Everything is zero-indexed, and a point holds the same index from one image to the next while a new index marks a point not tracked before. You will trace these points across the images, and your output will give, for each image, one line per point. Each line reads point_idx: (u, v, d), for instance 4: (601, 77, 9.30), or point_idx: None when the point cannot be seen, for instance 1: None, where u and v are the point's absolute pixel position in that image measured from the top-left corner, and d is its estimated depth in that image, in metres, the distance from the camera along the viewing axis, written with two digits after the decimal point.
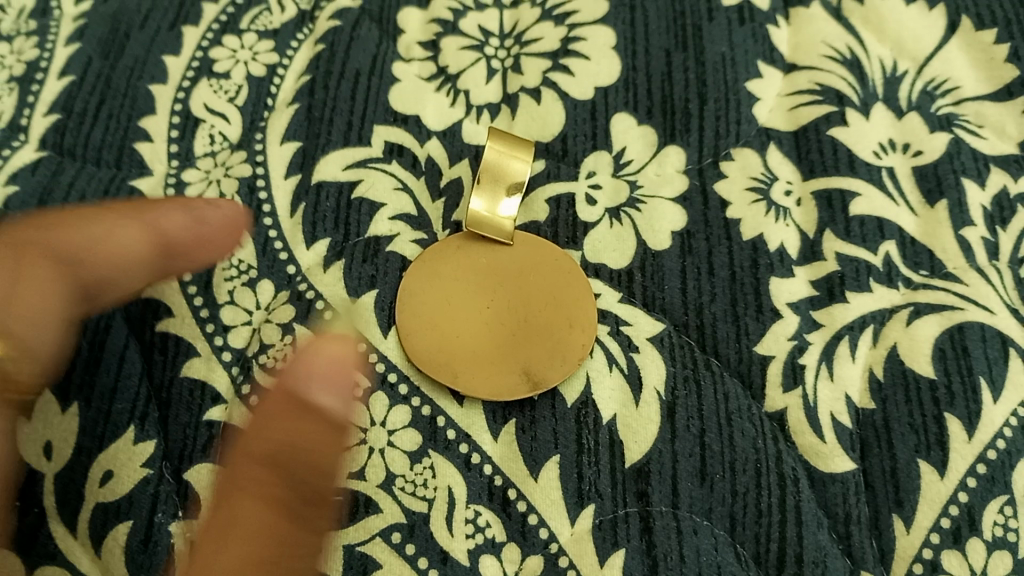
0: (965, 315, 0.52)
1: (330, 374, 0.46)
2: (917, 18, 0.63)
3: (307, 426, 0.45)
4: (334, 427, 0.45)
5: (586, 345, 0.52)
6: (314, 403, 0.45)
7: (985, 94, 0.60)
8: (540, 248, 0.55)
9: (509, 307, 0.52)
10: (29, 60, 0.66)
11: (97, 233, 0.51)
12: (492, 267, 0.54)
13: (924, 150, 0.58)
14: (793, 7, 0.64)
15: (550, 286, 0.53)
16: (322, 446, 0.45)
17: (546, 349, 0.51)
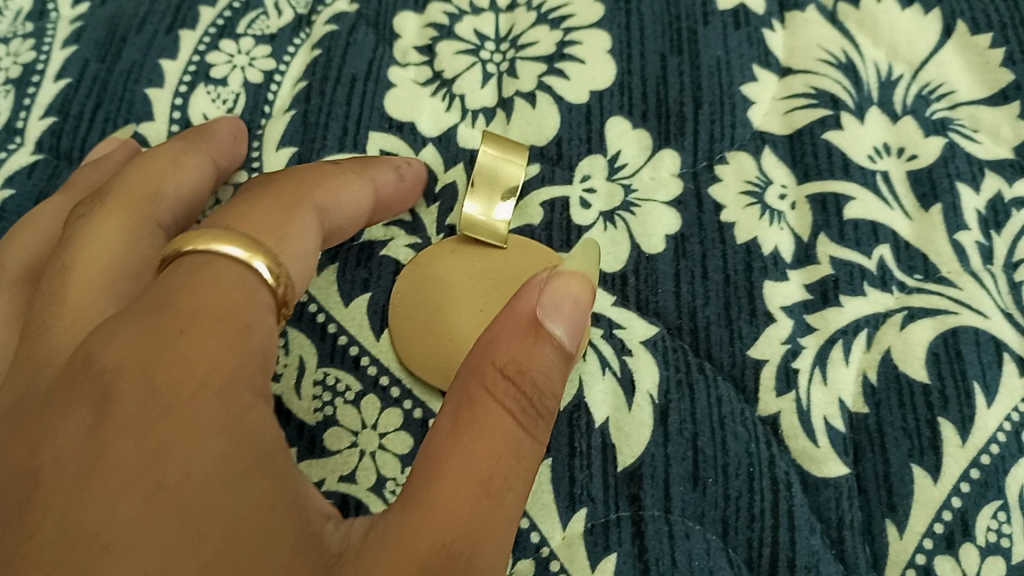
0: (959, 320, 0.52)
1: (559, 308, 0.42)
2: (913, 22, 0.63)
3: (543, 355, 0.41)
4: (551, 365, 0.42)
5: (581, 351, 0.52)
6: (546, 333, 0.41)
7: (981, 98, 0.60)
8: (533, 249, 0.55)
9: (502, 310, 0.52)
10: (26, 63, 0.66)
11: (340, 189, 0.53)
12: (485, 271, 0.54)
13: (918, 155, 0.58)
14: (788, 11, 0.64)
15: None
16: (554, 377, 0.42)
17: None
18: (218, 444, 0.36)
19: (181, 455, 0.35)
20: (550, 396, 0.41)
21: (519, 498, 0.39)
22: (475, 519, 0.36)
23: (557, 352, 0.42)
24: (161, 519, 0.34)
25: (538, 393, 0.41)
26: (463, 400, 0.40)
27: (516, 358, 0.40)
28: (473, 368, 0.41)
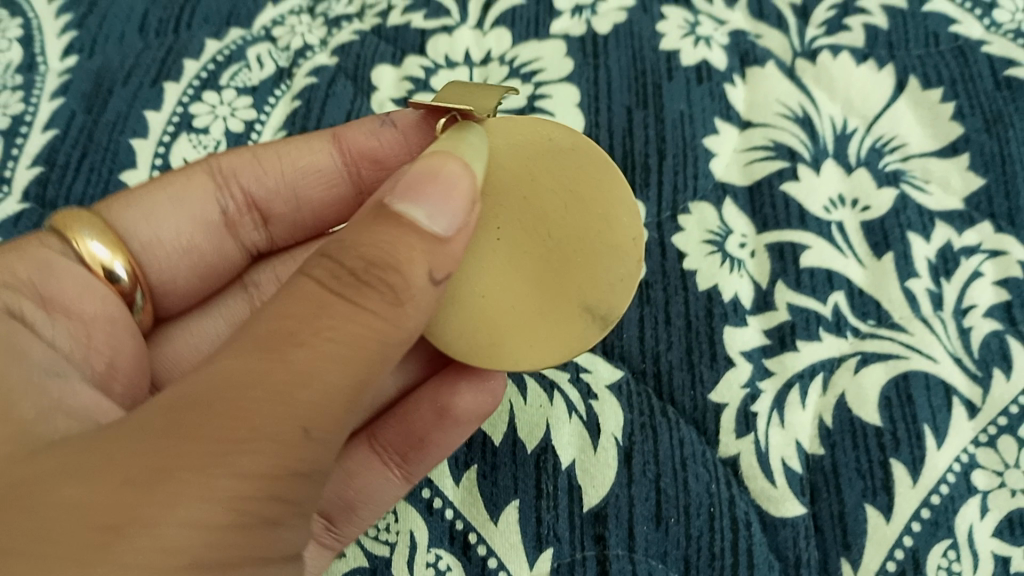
0: (910, 364, 0.54)
1: (409, 188, 0.38)
2: (867, 77, 0.65)
3: (393, 230, 0.37)
4: (416, 242, 0.37)
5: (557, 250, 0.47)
6: (404, 212, 0.37)
7: (932, 151, 0.62)
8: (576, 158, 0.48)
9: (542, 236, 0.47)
10: (15, 114, 0.69)
11: (251, 159, 0.58)
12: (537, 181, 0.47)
13: (871, 205, 0.60)
14: (748, 67, 0.67)
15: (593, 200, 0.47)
16: (428, 258, 0.37)
17: (598, 272, 0.47)
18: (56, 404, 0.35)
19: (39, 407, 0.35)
20: (415, 275, 0.37)
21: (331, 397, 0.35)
22: (274, 396, 0.33)
23: (413, 230, 0.37)
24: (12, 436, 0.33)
25: (405, 264, 0.36)
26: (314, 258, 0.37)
27: (360, 238, 0.37)
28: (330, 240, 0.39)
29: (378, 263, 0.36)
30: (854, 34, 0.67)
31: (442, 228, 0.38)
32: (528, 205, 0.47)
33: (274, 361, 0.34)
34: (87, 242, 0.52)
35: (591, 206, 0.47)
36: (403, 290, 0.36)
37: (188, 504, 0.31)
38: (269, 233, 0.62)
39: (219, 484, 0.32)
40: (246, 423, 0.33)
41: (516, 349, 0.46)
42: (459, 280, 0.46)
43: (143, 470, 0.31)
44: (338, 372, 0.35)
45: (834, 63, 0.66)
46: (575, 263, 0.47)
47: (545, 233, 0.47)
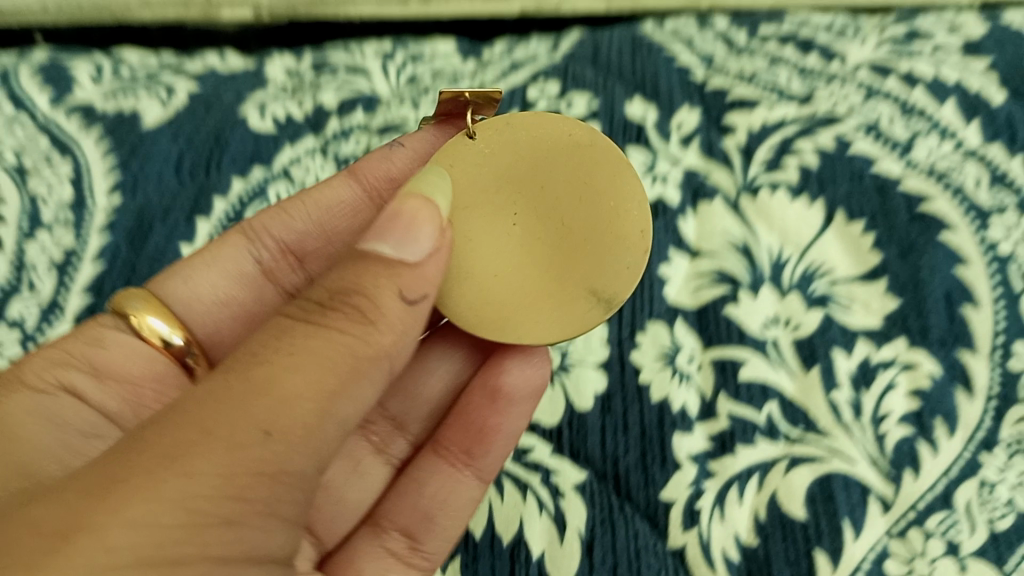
0: (831, 467, 0.63)
1: (382, 230, 0.49)
2: (800, 212, 0.76)
3: (372, 262, 0.49)
4: (382, 270, 0.49)
5: (568, 239, 0.61)
6: (377, 248, 0.49)
7: (855, 277, 0.72)
8: (583, 159, 0.62)
9: (560, 236, 0.61)
10: (67, 249, 0.80)
11: (284, 214, 0.74)
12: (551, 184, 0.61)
13: (802, 325, 0.70)
14: (698, 202, 0.78)
15: (597, 202, 0.61)
16: (396, 281, 0.49)
17: (610, 260, 0.61)
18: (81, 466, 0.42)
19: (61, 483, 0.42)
20: (382, 298, 0.48)
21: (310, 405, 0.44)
22: (258, 386, 0.43)
23: (382, 261, 0.49)
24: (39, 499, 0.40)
25: (371, 290, 0.48)
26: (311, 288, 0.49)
27: (341, 278, 0.49)
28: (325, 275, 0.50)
29: (356, 291, 0.48)
30: (788, 171, 0.78)
31: (403, 254, 0.49)
32: (548, 205, 0.61)
33: (265, 362, 0.44)
34: (143, 317, 0.68)
35: (606, 198, 0.61)
36: (370, 307, 0.47)
37: (137, 504, 0.38)
38: (307, 272, 0.77)
39: (168, 486, 0.39)
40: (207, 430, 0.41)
41: (529, 325, 0.60)
42: (471, 262, 0.60)
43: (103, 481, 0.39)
44: (309, 373, 0.44)
45: (771, 198, 0.76)
46: (589, 253, 0.61)
47: (561, 224, 0.61)
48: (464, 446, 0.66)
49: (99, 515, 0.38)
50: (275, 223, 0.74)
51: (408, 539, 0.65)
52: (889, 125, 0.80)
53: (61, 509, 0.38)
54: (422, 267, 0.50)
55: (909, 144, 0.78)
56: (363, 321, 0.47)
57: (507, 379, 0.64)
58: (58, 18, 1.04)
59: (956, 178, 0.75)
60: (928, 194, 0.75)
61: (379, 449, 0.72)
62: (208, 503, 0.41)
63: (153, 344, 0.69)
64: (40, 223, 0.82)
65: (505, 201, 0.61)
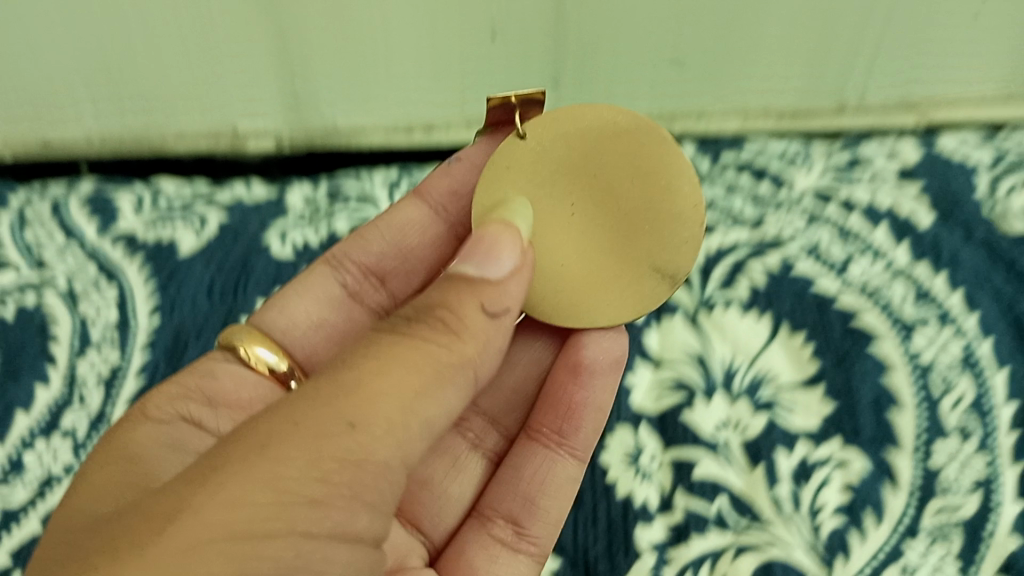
0: (773, 554, 0.73)
1: (467, 254, 0.54)
2: (749, 326, 0.86)
3: (459, 282, 0.53)
4: (467, 287, 0.52)
5: (631, 215, 0.63)
6: (463, 270, 0.53)
7: (797, 383, 0.83)
8: (631, 138, 0.62)
9: (620, 215, 0.63)
10: (114, 366, 0.92)
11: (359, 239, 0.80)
12: (607, 166, 0.62)
13: (749, 427, 0.80)
14: (661, 318, 0.89)
15: (650, 180, 0.62)
16: (476, 294, 0.52)
17: (668, 237, 0.63)
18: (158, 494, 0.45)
19: (139, 507, 0.44)
20: (468, 313, 0.52)
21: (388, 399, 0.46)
22: (342, 387, 0.46)
23: (468, 281, 0.53)
24: (125, 519, 0.43)
25: (458, 304, 0.52)
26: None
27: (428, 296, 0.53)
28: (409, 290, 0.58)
29: (442, 306, 0.52)
30: (739, 288, 0.89)
31: (486, 273, 0.53)
32: (607, 185, 0.63)
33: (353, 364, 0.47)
34: (252, 347, 0.72)
35: (655, 177, 0.62)
36: (462, 314, 0.51)
37: (219, 500, 0.42)
38: (391, 292, 0.81)
39: (252, 492, 0.42)
40: (293, 425, 0.44)
41: (600, 307, 0.65)
42: (546, 252, 0.63)
43: (182, 499, 0.42)
44: (391, 377, 0.47)
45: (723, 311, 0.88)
46: (646, 229, 0.63)
47: (619, 201, 0.62)
48: (558, 429, 0.74)
49: (191, 506, 0.41)
50: (355, 248, 0.80)
51: (514, 527, 0.73)
52: (827, 246, 0.91)
53: (140, 526, 0.42)
54: (505, 288, 0.54)
55: (845, 263, 0.89)
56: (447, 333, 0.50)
57: (586, 354, 0.70)
58: (102, 149, 1.14)
59: (886, 294, 0.86)
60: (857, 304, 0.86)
61: (475, 445, 0.78)
62: (292, 484, 0.43)
63: (260, 371, 0.72)
64: (89, 342, 0.95)
65: (565, 192, 0.63)
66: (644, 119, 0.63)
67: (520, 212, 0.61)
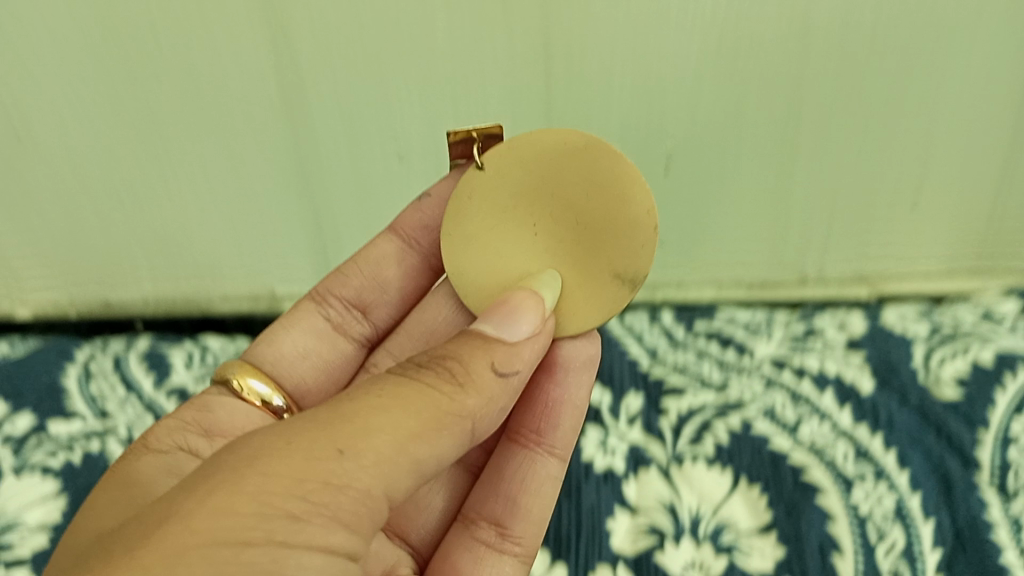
0: None
1: (486, 315, 0.45)
2: (711, 477, 0.94)
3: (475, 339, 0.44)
4: (477, 346, 0.42)
5: (586, 232, 0.52)
6: (480, 329, 0.44)
7: (753, 528, 0.89)
8: (598, 164, 0.51)
9: (575, 227, 0.52)
10: None
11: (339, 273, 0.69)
12: (564, 174, 0.52)
13: (711, 566, 0.86)
14: (639, 471, 0.96)
15: (603, 196, 0.51)
16: (488, 352, 0.42)
17: (618, 247, 0.52)
18: (114, 537, 0.35)
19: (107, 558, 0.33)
20: (473, 364, 0.41)
21: (385, 423, 0.37)
22: (342, 417, 0.37)
23: (478, 341, 0.43)
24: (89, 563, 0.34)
25: (464, 352, 0.42)
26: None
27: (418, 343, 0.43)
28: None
29: (452, 355, 0.42)
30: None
31: (507, 336, 0.44)
32: (560, 194, 0.52)
33: (348, 399, 0.38)
34: (247, 380, 0.63)
35: (604, 214, 0.51)
36: (487, 367, 0.42)
37: (218, 504, 0.33)
38: (375, 323, 0.70)
39: (247, 483, 0.34)
40: (279, 444, 0.35)
41: (565, 316, 0.54)
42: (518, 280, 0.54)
43: (165, 512, 0.33)
44: (390, 413, 0.37)
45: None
46: (593, 258, 0.53)
47: (568, 232, 0.52)
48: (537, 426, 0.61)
49: (178, 517, 0.33)
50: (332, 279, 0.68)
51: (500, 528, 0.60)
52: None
53: (136, 534, 0.33)
54: (519, 337, 0.44)
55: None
56: (450, 381, 0.40)
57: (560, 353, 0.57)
58: (157, 307, 1.23)
59: (830, 452, 0.94)
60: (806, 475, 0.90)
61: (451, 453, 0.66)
62: (275, 493, 0.34)
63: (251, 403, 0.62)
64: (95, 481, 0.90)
65: (523, 213, 0.53)
66: (599, 138, 0.52)
67: (553, 280, 0.52)
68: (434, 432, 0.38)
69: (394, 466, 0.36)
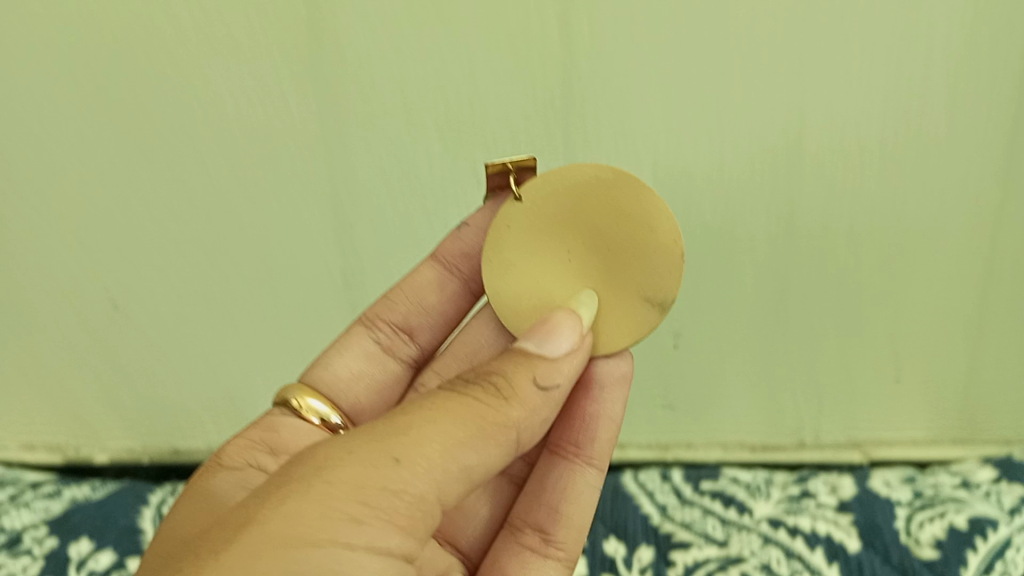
0: None
1: (525, 330, 0.37)
2: None
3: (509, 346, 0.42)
4: (519, 361, 0.35)
5: (611, 275, 0.39)
6: (518, 348, 0.36)
7: None
8: (617, 193, 0.38)
9: (602, 264, 0.39)
10: None
11: None
12: (592, 223, 0.39)
13: None
14: None
15: (628, 231, 0.38)
16: (528, 366, 0.35)
17: (647, 266, 0.38)
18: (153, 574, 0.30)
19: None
20: (517, 379, 0.34)
21: (435, 434, 0.31)
22: (396, 427, 0.31)
23: (519, 355, 0.35)
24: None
25: (504, 369, 0.35)
26: (427, 318, 0.46)
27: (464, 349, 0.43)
28: (436, 311, 0.46)
29: (495, 371, 0.35)
30: (724, 510, 0.64)
31: (546, 351, 0.36)
32: (587, 234, 0.39)
33: (394, 413, 0.32)
34: (303, 395, 0.44)
35: (617, 200, 0.38)
36: (558, 435, 0.42)
37: (294, 515, 0.28)
38: None
39: (323, 484, 0.29)
40: (323, 463, 0.30)
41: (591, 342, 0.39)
42: None
43: (225, 533, 0.28)
44: (439, 422, 0.31)
45: (709, 543, 0.60)
46: (622, 269, 0.38)
47: (585, 236, 0.39)
48: None
49: (255, 535, 0.28)
50: None
51: None
52: (832, 489, 0.65)
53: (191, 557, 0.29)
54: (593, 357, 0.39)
55: (867, 496, 0.63)
56: (501, 394, 0.33)
57: None
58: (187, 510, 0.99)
59: None
60: (840, 531, 0.60)
61: None
62: (342, 494, 0.29)
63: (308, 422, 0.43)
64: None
65: (552, 241, 0.39)
66: (623, 169, 0.38)
67: (587, 302, 0.38)
68: (487, 440, 0.32)
69: (448, 478, 0.31)
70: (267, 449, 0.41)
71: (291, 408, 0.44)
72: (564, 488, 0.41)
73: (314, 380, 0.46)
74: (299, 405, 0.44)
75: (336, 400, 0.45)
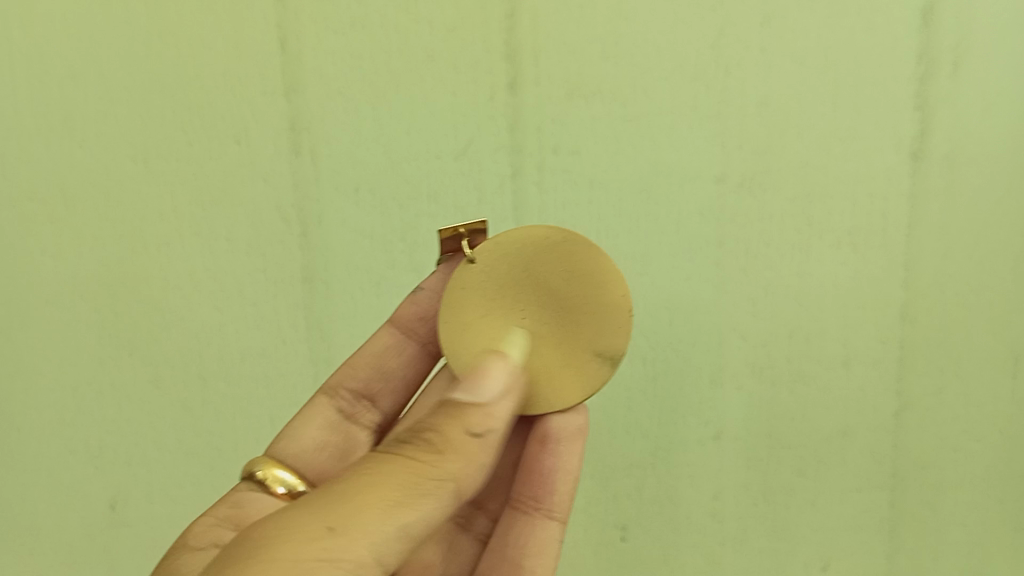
0: None
1: (455, 384, 0.41)
2: None
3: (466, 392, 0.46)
4: (453, 416, 0.39)
5: (568, 321, 0.45)
6: (451, 401, 0.40)
7: None
8: (574, 253, 0.45)
9: (559, 315, 0.45)
10: None
11: None
12: (553, 279, 0.45)
13: None
14: None
15: (583, 288, 0.45)
16: (459, 422, 0.38)
17: (598, 318, 0.45)
18: None
19: None
20: (451, 434, 0.38)
21: (372, 500, 0.35)
22: (334, 499, 0.35)
23: (452, 410, 0.39)
24: None
25: (438, 425, 0.39)
26: (386, 383, 0.54)
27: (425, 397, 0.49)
28: (391, 372, 0.54)
29: (428, 428, 0.38)
30: None
31: (477, 400, 0.39)
32: (548, 289, 0.45)
33: (331, 485, 0.36)
34: (272, 469, 0.50)
35: (567, 255, 0.45)
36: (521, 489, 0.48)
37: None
38: None
39: (275, 551, 0.32)
40: (269, 540, 0.33)
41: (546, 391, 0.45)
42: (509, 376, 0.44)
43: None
44: (375, 487, 0.35)
45: None
46: (577, 321, 0.45)
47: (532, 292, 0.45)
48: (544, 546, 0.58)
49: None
50: None
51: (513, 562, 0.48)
52: None
53: None
54: (550, 414, 0.45)
55: None
56: (435, 451, 0.37)
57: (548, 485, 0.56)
58: None
59: None
60: None
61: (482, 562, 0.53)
62: (287, 559, 0.32)
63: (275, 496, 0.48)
64: None
65: (514, 296, 0.46)
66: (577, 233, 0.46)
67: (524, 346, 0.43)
68: (423, 497, 0.36)
69: (387, 539, 0.34)
70: (231, 524, 0.46)
71: (259, 480, 0.49)
72: (530, 541, 0.48)
73: (282, 454, 0.51)
74: (264, 478, 0.50)
75: (302, 470, 0.51)
